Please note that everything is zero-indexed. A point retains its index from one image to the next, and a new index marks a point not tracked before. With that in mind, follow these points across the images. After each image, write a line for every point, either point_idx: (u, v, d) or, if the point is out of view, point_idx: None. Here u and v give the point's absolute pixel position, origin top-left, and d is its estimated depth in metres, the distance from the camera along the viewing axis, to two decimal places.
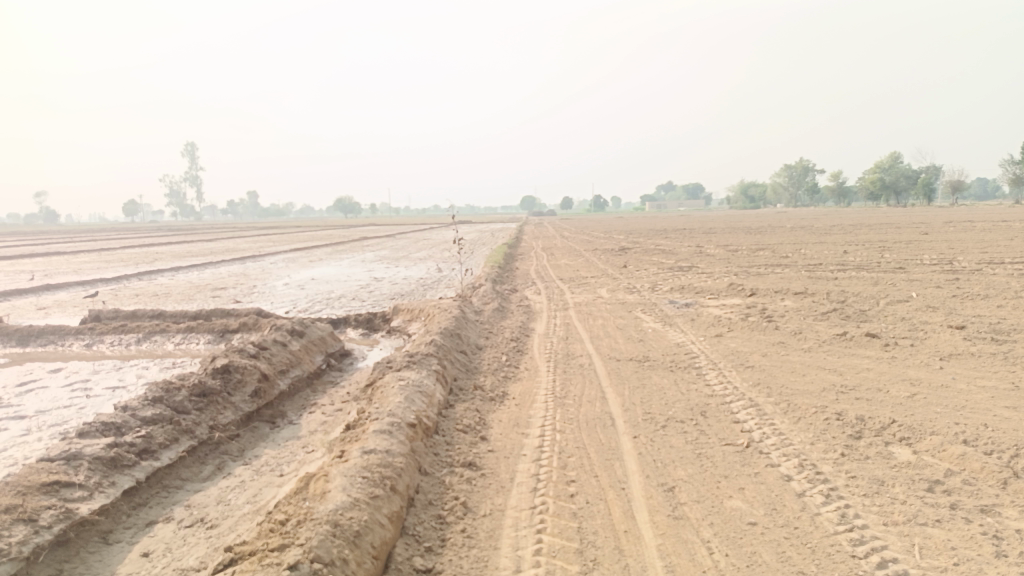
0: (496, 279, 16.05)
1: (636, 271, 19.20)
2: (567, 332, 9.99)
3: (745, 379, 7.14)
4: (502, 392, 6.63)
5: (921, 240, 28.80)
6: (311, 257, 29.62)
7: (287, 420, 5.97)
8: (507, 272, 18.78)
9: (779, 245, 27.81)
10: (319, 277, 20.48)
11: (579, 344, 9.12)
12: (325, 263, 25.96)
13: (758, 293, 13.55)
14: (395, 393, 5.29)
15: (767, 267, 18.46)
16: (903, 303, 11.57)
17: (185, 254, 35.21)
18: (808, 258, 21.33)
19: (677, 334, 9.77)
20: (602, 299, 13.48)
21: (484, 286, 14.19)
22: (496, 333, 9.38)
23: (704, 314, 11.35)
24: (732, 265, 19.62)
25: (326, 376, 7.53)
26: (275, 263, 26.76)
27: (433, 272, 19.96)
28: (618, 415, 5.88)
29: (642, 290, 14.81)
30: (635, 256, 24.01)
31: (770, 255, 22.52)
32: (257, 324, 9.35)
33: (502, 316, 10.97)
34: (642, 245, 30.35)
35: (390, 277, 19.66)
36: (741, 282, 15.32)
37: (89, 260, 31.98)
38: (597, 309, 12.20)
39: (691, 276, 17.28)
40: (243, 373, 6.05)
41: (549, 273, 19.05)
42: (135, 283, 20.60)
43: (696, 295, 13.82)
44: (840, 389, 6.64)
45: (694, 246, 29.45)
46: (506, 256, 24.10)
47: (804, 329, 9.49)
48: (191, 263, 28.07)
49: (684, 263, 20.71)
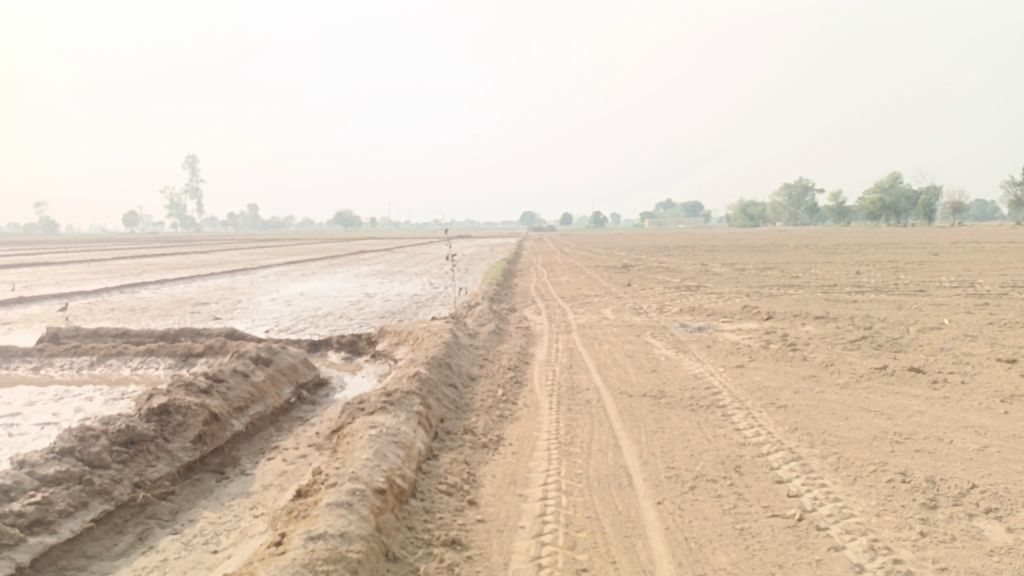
0: (494, 298, 15.05)
1: (642, 290, 18.22)
2: (571, 359, 9.00)
3: (779, 422, 6.14)
4: (497, 436, 5.63)
5: (933, 261, 27.81)
6: (302, 271, 28.59)
7: (238, 471, 4.96)
8: (506, 290, 17.81)
9: (788, 264, 26.85)
10: (308, 292, 19.48)
11: (585, 374, 8.13)
12: (315, 278, 24.94)
13: (775, 317, 12.56)
14: (363, 445, 4.30)
15: (780, 288, 17.49)
16: (938, 331, 10.57)
17: (176, 265, 34.23)
18: (820, 279, 20.34)
19: (693, 363, 8.79)
20: (608, 321, 12.49)
21: (481, 306, 13.20)
22: (491, 361, 8.38)
23: (720, 340, 10.36)
24: (742, 285, 18.61)
25: (295, 412, 6.51)
26: (266, 276, 25.78)
27: (429, 289, 18.97)
28: (636, 471, 4.88)
29: (649, 311, 13.82)
30: (639, 274, 23.00)
31: (781, 275, 21.52)
32: (225, 347, 8.35)
33: (499, 339, 9.97)
34: (645, 262, 29.44)
35: (382, 293, 18.64)
36: (755, 304, 14.33)
37: (75, 271, 31.00)
38: (603, 333, 11.21)
39: (701, 296, 16.29)
40: (185, 414, 5.06)
41: (550, 292, 18.06)
42: (114, 295, 19.58)
43: (708, 318, 12.84)
44: (895, 439, 5.64)
45: (699, 263, 28.51)
46: (505, 272, 23.11)
47: (835, 361, 8.50)
48: (179, 276, 27.05)
49: (691, 283, 19.73)
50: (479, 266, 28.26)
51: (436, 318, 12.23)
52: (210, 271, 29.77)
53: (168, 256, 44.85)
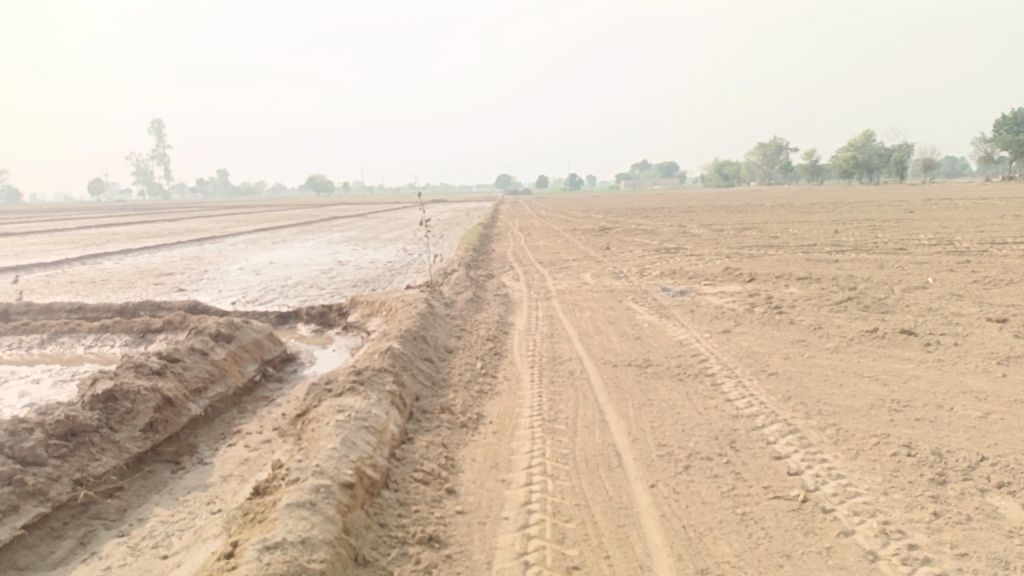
0: (471, 264, 14.62)
1: (621, 253, 17.89)
2: (551, 327, 8.65)
3: (773, 392, 5.85)
4: (476, 414, 5.27)
5: (909, 218, 27.84)
6: (273, 238, 27.84)
7: (195, 461, 4.56)
8: (483, 255, 17.35)
9: (766, 224, 26.67)
10: (278, 260, 18.87)
11: (567, 343, 7.79)
12: (286, 245, 24.28)
13: (758, 278, 12.30)
14: (328, 433, 3.91)
15: (760, 249, 17.25)
16: (924, 290, 10.36)
17: (142, 235, 33.24)
18: (799, 238, 20.15)
19: (678, 329, 8.48)
20: (588, 286, 12.13)
21: (457, 272, 12.77)
22: (469, 331, 8.01)
23: (704, 304, 10.06)
24: (722, 246, 18.35)
25: (260, 392, 6.10)
26: (236, 244, 25.04)
27: (403, 255, 18.48)
28: (626, 450, 4.56)
29: (630, 275, 13.50)
30: (617, 237, 22.65)
31: (760, 235, 21.31)
32: (185, 322, 7.87)
33: (477, 308, 9.58)
34: (622, 224, 29.19)
35: (355, 260, 18.11)
36: (736, 265, 14.06)
37: (35, 242, 29.92)
38: (583, 299, 10.87)
39: (681, 259, 16.00)
40: (135, 400, 4.63)
41: (528, 256, 17.66)
42: (74, 267, 18.79)
43: (689, 281, 12.54)
44: (894, 408, 5.38)
45: (676, 225, 28.27)
46: (481, 237, 22.63)
47: (824, 324, 8.24)
48: (145, 245, 26.18)
49: (670, 244, 19.43)
50: (454, 231, 27.70)
51: (411, 285, 11.80)
52: (177, 240, 28.89)
53: (134, 225, 43.59)
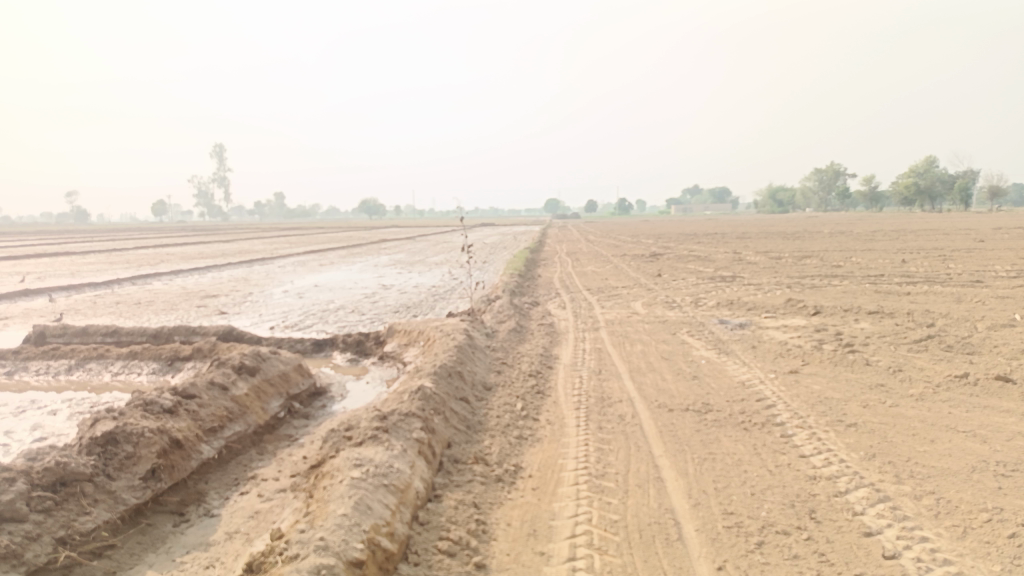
0: (516, 291, 14.11)
1: (673, 281, 17.13)
2: (600, 363, 8.03)
3: (853, 449, 5.12)
4: (514, 465, 4.70)
5: (980, 248, 26.27)
6: (321, 260, 27.88)
7: (200, 512, 4.10)
8: (529, 281, 16.82)
9: (826, 252, 25.51)
10: (323, 283, 18.70)
11: (617, 382, 7.16)
12: (333, 268, 24.20)
13: (823, 311, 11.45)
14: (341, 494, 3.39)
15: (822, 279, 16.31)
16: (1013, 329, 9.40)
17: (196, 255, 33.80)
18: (864, 268, 19.07)
19: (739, 368, 7.76)
20: (639, 317, 11.47)
21: (501, 300, 12.25)
22: (511, 365, 7.45)
23: (765, 340, 9.31)
24: (781, 275, 17.44)
25: (282, 430, 5.64)
26: (284, 266, 25.10)
27: (448, 280, 18.09)
28: (686, 518, 3.93)
29: (683, 305, 12.77)
30: (668, 264, 21.87)
31: (821, 264, 20.30)
32: (214, 350, 7.52)
33: (520, 339, 9.02)
34: (674, 250, 28.37)
35: (399, 285, 17.77)
36: (798, 297, 13.20)
37: (93, 261, 30.63)
38: (634, 330, 10.22)
39: (737, 288, 15.19)
40: (137, 443, 4.21)
41: (575, 283, 17.07)
42: (123, 287, 18.93)
43: (748, 313, 11.76)
44: (1002, 473, 4.61)
45: (731, 251, 27.30)
46: (528, 262, 22.14)
47: (904, 366, 7.43)
48: (196, 266, 26.47)
49: (725, 273, 18.59)
50: (501, 255, 27.28)
51: (454, 313, 11.32)
52: (228, 260, 29.20)
53: (190, 246, 44.50)
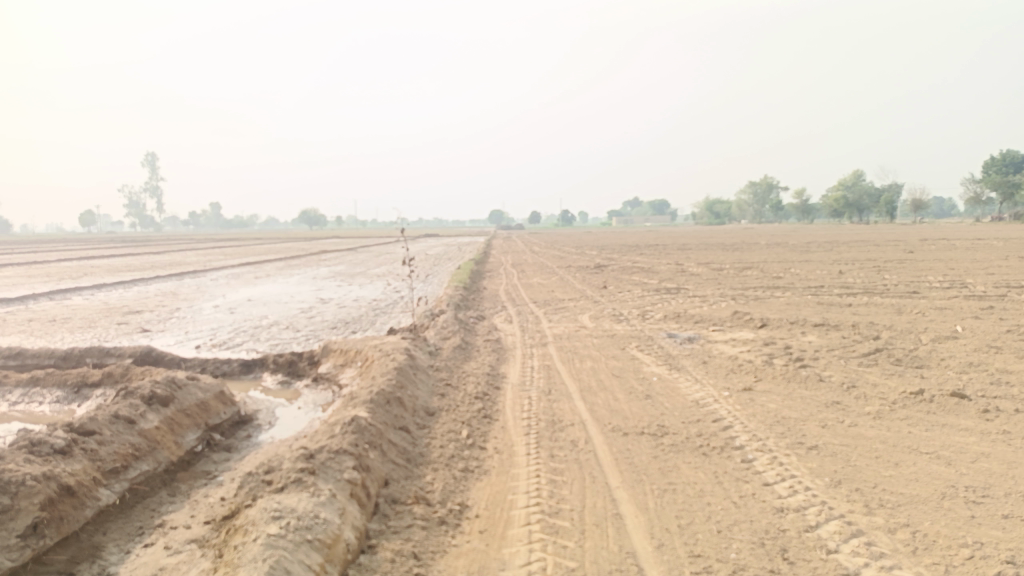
0: (460, 304, 13.64)
1: (619, 293, 16.95)
2: (549, 382, 7.64)
3: (817, 476, 4.85)
4: (459, 504, 4.24)
5: (911, 259, 27.07)
6: (257, 273, 26.84)
7: (93, 572, 3.51)
8: (474, 294, 16.38)
9: (766, 263, 25.83)
10: (257, 297, 17.86)
11: (568, 402, 6.78)
12: (269, 280, 23.28)
13: (770, 324, 11.36)
14: (255, 557, 2.89)
15: (766, 290, 16.36)
16: (957, 341, 9.42)
17: (123, 268, 32.19)
18: (804, 279, 19.31)
19: (693, 385, 7.49)
20: (587, 331, 11.15)
21: (444, 314, 11.78)
22: (455, 386, 7.00)
23: (716, 355, 9.09)
24: (724, 287, 17.47)
25: (198, 468, 5.05)
26: (217, 279, 24.03)
27: (390, 293, 17.49)
28: (650, 564, 3.55)
29: (631, 318, 12.54)
30: (613, 275, 21.75)
31: (762, 275, 20.48)
32: (127, 375, 6.82)
33: (464, 357, 8.56)
34: (618, 262, 28.38)
35: (338, 298, 17.09)
36: (744, 309, 13.13)
37: (9, 274, 28.81)
38: (582, 345, 9.89)
39: (683, 300, 15.07)
40: (18, 493, 3.59)
41: (521, 295, 16.71)
42: (38, 303, 17.67)
43: (696, 325, 11.59)
44: (973, 499, 4.39)
45: (674, 263, 27.42)
46: (472, 274, 21.70)
47: (858, 381, 7.27)
48: (121, 279, 25.09)
49: (670, 284, 18.53)
50: (444, 267, 26.76)
51: (395, 329, 10.78)
52: (156, 273, 27.84)
53: (118, 257, 42.50)
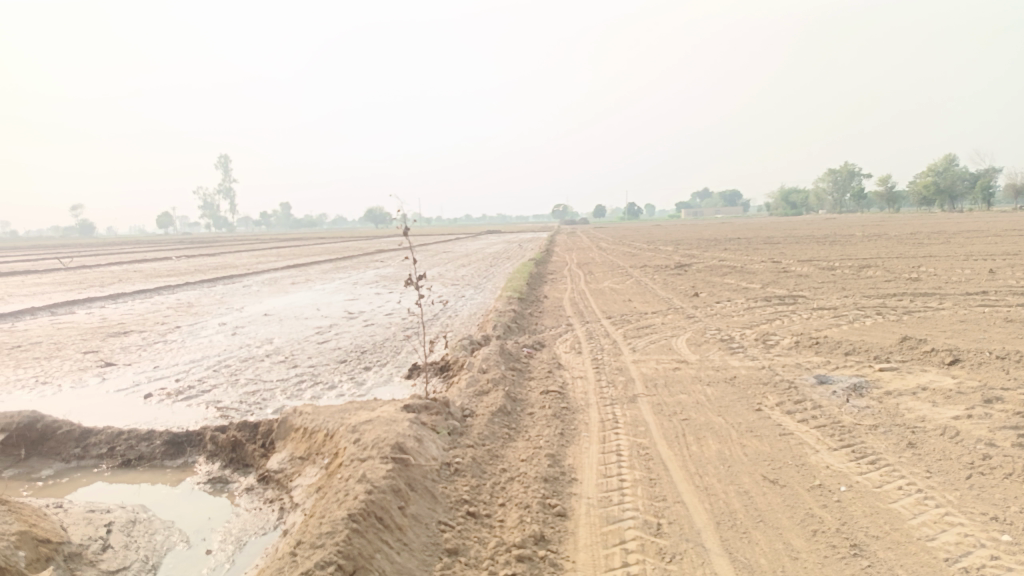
0: (512, 325, 10.36)
1: (716, 303, 13.39)
2: (652, 499, 4.30)
3: None
4: None
5: None
6: (295, 279, 24.17)
7: None
8: (533, 307, 13.11)
9: (882, 260, 21.67)
10: (278, 310, 15.08)
11: (699, 569, 3.42)
12: (303, 287, 20.59)
13: (961, 360, 7.71)
14: None
15: (913, 300, 12.52)
16: None
17: (165, 272, 30.23)
18: (951, 282, 15.18)
19: (924, 513, 4.03)
20: (691, 371, 7.74)
21: (488, 343, 8.56)
22: (483, 525, 3.76)
23: (921, 428, 5.55)
24: (852, 294, 13.63)
25: None
26: (248, 286, 21.50)
27: (431, 305, 14.42)
28: None
29: (748, 347, 9.01)
30: (701, 279, 18.03)
31: (891, 278, 16.44)
32: None
33: (507, 437, 5.27)
34: (700, 260, 24.71)
35: (369, 313, 14.06)
36: (904, 332, 9.41)
37: (44, 281, 26.99)
38: (691, 401, 6.48)
39: (808, 314, 11.41)
40: None
41: (592, 307, 13.38)
42: (29, 319, 15.26)
43: (849, 361, 8.01)
44: None
45: (767, 260, 23.49)
46: (532, 278, 18.43)
47: None
48: (149, 286, 22.85)
49: (778, 291, 14.77)
50: (501, 270, 23.54)
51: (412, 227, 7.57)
52: (193, 278, 25.59)
53: (177, 260, 41.12)
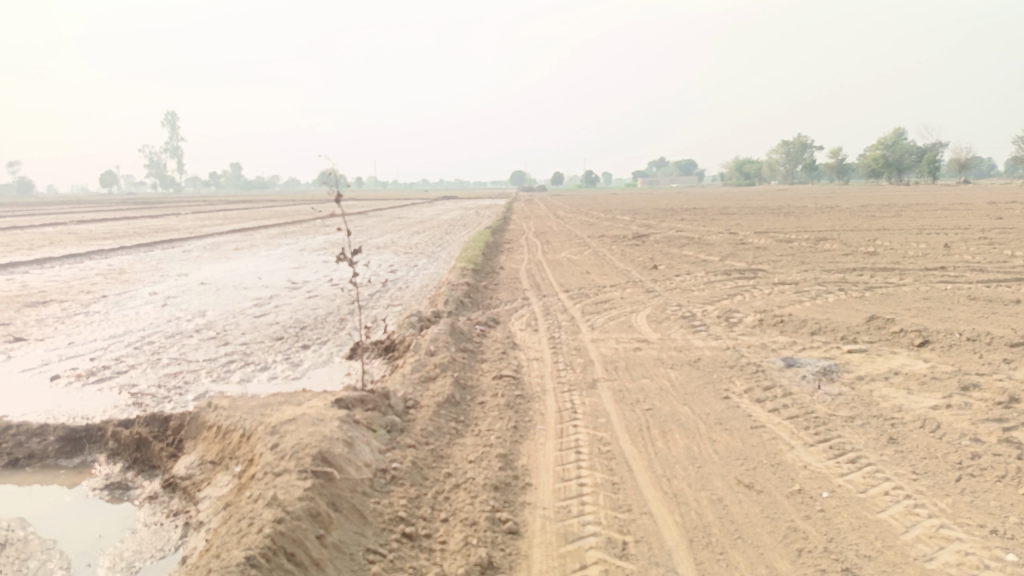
0: (464, 299, 9.74)
1: (675, 276, 13.00)
2: (616, 510, 3.79)
3: None
4: None
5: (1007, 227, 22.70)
6: (240, 244, 23.01)
7: None
8: (487, 279, 12.52)
9: (838, 233, 21.59)
10: (216, 279, 14.17)
11: None
12: (247, 254, 19.57)
13: (931, 341, 7.40)
14: None
15: (874, 275, 12.29)
16: None
17: (100, 235, 28.62)
18: (908, 257, 15.05)
19: (917, 527, 3.61)
20: (653, 352, 7.27)
21: (438, 321, 7.95)
22: (419, 549, 3.20)
23: (900, 421, 5.16)
24: (813, 268, 13.37)
25: None
26: (188, 252, 20.36)
27: (381, 276, 13.70)
28: None
29: (711, 325, 8.58)
30: (660, 250, 17.64)
31: (849, 251, 16.27)
32: None
33: (453, 433, 4.70)
34: (658, 229, 24.38)
35: (314, 283, 13.26)
36: (870, 310, 9.10)
37: None
38: (655, 387, 5.99)
39: (770, 290, 11.06)
40: None
41: (549, 280, 12.85)
42: None
43: (816, 343, 7.64)
44: None
45: (725, 231, 23.23)
46: (488, 248, 17.79)
47: None
48: (80, 251, 21.46)
49: (738, 264, 14.45)
50: (456, 238, 22.79)
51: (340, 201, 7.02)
52: (129, 243, 24.20)
53: (117, 222, 39.15)
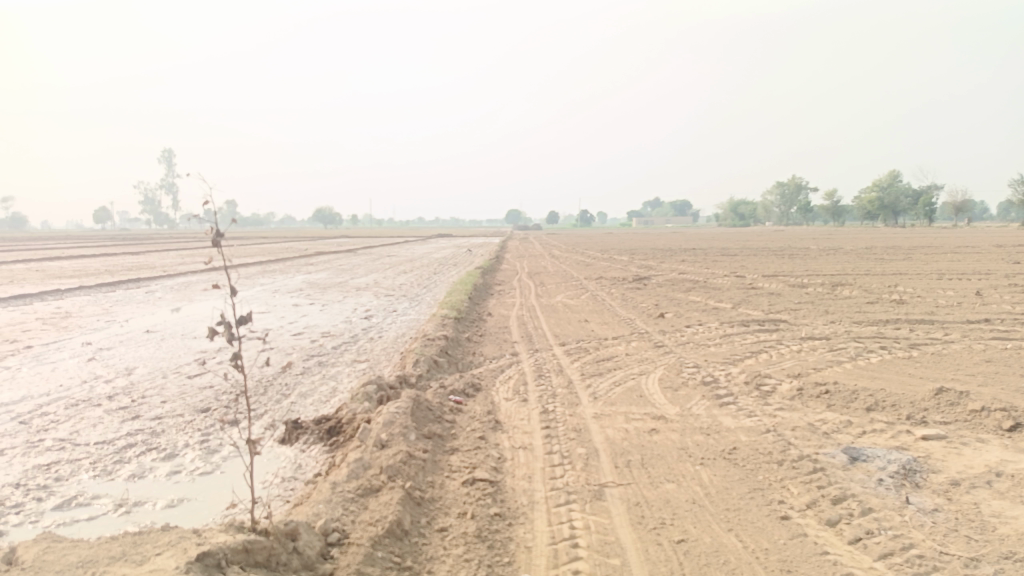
0: (440, 359, 8.15)
1: (685, 327, 11.44)
2: None
3: None
4: None
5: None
6: (212, 285, 21.42)
7: None
8: (471, 330, 10.95)
9: (852, 277, 20.18)
10: (168, 325, 12.56)
11: None
12: (215, 295, 18.02)
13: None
14: None
15: (913, 330, 10.76)
16: None
17: (68, 273, 26.98)
18: (941, 306, 13.54)
19: None
20: (674, 438, 5.64)
21: (400, 392, 6.33)
22: None
23: None
24: (840, 319, 11.84)
25: None
26: (152, 292, 18.77)
27: (352, 325, 12.10)
28: None
29: (740, 396, 6.98)
30: (664, 295, 16.10)
31: (873, 299, 14.75)
32: None
33: None
34: (659, 272, 22.96)
35: (275, 331, 11.65)
36: (928, 378, 7.52)
37: None
38: (683, 499, 4.38)
39: (799, 347, 9.50)
40: None
41: (541, 330, 11.29)
42: None
43: (878, 425, 6.02)
44: None
45: (730, 274, 21.81)
46: (477, 292, 16.27)
47: None
48: (37, 290, 19.86)
49: (753, 313, 12.91)
50: (444, 279, 21.25)
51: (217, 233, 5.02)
52: (94, 281, 22.60)
53: (93, 257, 37.52)
